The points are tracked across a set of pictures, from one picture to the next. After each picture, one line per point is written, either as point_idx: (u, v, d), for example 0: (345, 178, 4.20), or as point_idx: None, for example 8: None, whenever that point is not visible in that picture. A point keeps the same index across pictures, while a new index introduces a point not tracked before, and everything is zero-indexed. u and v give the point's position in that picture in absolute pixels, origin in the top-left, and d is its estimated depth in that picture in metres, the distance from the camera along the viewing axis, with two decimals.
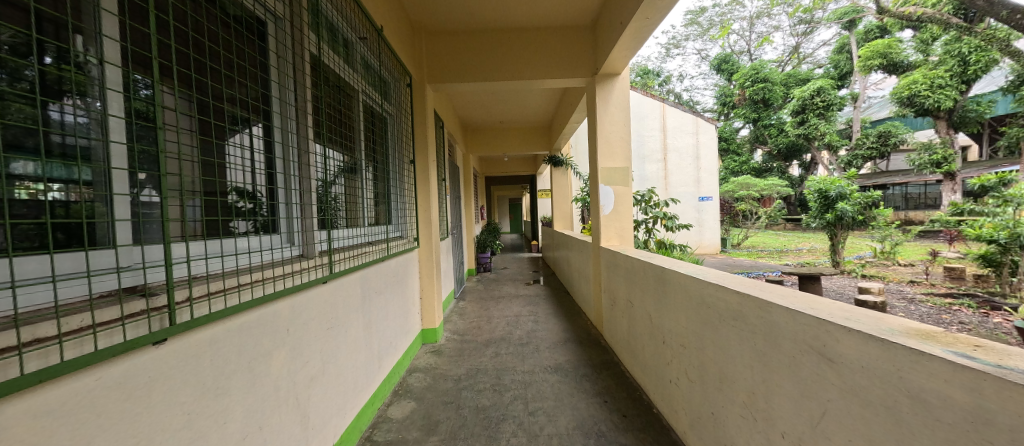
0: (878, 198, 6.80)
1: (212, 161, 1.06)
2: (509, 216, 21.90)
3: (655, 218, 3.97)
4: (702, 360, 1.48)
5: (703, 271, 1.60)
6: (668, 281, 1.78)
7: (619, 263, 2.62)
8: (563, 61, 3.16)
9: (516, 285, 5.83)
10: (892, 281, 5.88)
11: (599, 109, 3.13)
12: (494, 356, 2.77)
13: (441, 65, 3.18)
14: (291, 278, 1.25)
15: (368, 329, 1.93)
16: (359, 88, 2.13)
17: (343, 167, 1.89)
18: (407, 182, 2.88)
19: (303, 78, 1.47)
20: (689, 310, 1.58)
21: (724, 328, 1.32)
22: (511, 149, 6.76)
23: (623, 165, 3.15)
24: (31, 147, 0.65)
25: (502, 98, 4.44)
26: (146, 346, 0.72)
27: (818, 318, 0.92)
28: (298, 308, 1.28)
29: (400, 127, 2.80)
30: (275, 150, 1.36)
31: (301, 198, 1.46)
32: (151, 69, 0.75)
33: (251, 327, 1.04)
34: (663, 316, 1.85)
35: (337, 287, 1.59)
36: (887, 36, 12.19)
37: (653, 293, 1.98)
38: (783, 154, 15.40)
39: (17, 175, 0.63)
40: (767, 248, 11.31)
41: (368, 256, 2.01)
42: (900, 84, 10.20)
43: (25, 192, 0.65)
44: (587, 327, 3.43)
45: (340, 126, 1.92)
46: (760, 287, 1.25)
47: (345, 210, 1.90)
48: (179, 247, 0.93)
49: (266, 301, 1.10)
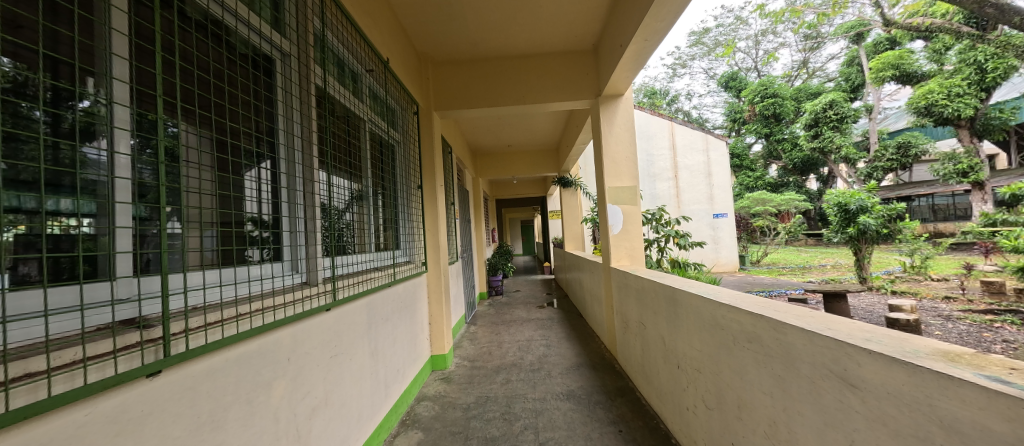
0: (903, 210, 6.52)
1: (227, 194, 1.13)
2: (522, 238, 21.87)
3: (667, 236, 3.87)
4: (719, 386, 1.39)
5: (715, 291, 1.52)
6: (680, 303, 1.71)
7: (629, 284, 2.54)
8: (566, 84, 3.24)
9: (528, 308, 5.72)
10: (926, 297, 5.54)
11: (604, 129, 3.15)
12: (504, 383, 2.67)
13: (447, 92, 3.29)
14: (291, 307, 1.25)
15: (373, 356, 1.89)
16: (365, 118, 2.22)
17: (348, 194, 1.93)
18: (414, 206, 2.93)
19: (309, 110, 1.54)
20: (702, 332, 1.50)
21: (739, 351, 1.24)
22: (520, 171, 6.84)
23: (630, 184, 3.12)
24: (68, 185, 0.75)
25: (509, 122, 4.55)
26: (140, 378, 0.72)
27: (836, 340, 0.85)
28: (301, 335, 1.28)
29: (407, 154, 2.89)
30: (282, 179, 1.40)
31: (306, 226, 1.49)
32: (162, 113, 0.80)
33: (249, 357, 1.02)
34: (676, 339, 1.77)
35: (342, 314, 1.59)
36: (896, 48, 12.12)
37: (665, 316, 1.90)
38: (799, 168, 15.11)
39: (51, 210, 0.70)
40: (789, 264, 10.89)
41: (374, 282, 2.01)
42: (915, 94, 9.99)
43: (58, 227, 0.72)
44: (601, 351, 3.30)
45: (348, 154, 1.98)
46: (773, 307, 1.18)
47: (352, 238, 1.95)
48: (177, 278, 0.94)
49: (265, 331, 1.10)
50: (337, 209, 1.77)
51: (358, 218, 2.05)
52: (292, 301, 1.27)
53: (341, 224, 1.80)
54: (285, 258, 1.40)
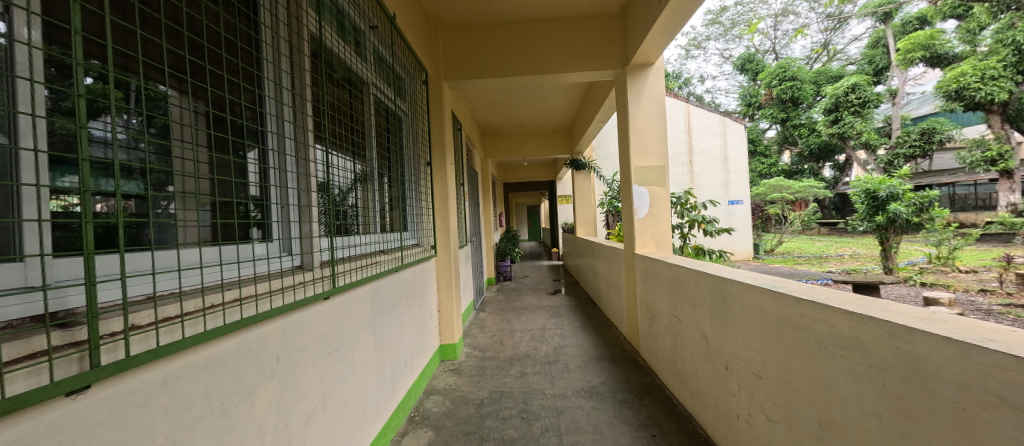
0: (936, 198, 6.10)
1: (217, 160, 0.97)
2: (528, 224, 21.72)
3: (693, 222, 3.60)
4: (788, 395, 1.17)
5: (783, 283, 1.29)
6: (729, 295, 1.49)
7: (659, 272, 2.31)
8: (588, 52, 2.91)
9: (538, 295, 5.54)
10: (958, 290, 5.23)
11: (631, 103, 2.84)
12: (519, 377, 2.49)
13: (457, 59, 2.98)
14: (281, 295, 1.04)
15: (379, 349, 1.71)
16: (370, 82, 1.98)
17: (350, 168, 1.71)
18: (422, 186, 2.70)
19: (301, 59, 1.27)
20: (765, 331, 1.27)
21: (828, 358, 1.01)
22: (531, 153, 6.54)
23: (659, 163, 2.83)
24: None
25: (522, 97, 4.25)
26: (57, 397, 0.52)
27: (1016, 358, 0.62)
28: (296, 327, 1.08)
29: (416, 126, 2.64)
30: (270, 142, 1.17)
31: (299, 199, 1.26)
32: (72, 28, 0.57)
33: (220, 362, 0.81)
34: (723, 336, 1.54)
35: (342, 304, 1.37)
36: (927, 27, 11.36)
37: (708, 310, 1.67)
38: (815, 154, 14.60)
39: None
40: (804, 253, 10.56)
41: (379, 266, 1.79)
42: (946, 76, 9.22)
43: None
44: (620, 343, 3.10)
45: (349, 122, 1.73)
46: (879, 308, 0.95)
47: (356, 216, 1.75)
48: (110, 261, 0.72)
49: (249, 325, 0.89)
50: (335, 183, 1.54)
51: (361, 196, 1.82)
52: (283, 288, 1.06)
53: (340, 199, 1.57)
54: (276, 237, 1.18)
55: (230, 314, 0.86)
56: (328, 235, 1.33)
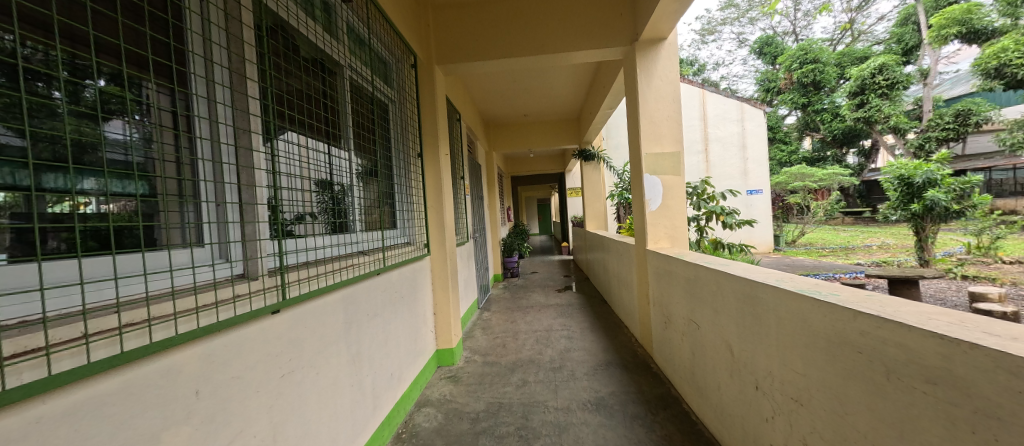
0: (979, 183, 5.55)
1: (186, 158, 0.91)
2: (538, 218, 21.46)
3: (711, 214, 3.30)
4: (840, 431, 0.92)
5: (831, 290, 1.03)
6: (762, 302, 1.23)
7: (674, 271, 2.06)
8: (593, 29, 2.63)
9: (545, 292, 5.31)
10: (1007, 284, 4.76)
11: (640, 83, 2.55)
12: (521, 386, 2.28)
13: (449, 40, 2.74)
14: (206, 315, 0.86)
15: (357, 362, 1.54)
16: (345, 63, 1.78)
17: (319, 159, 1.52)
18: (413, 180, 2.51)
19: (240, 28, 1.08)
20: (809, 349, 1.02)
21: (905, 395, 0.75)
22: (538, 144, 6.28)
23: (673, 149, 2.55)
24: None
25: (524, 83, 3.99)
26: None
27: None
28: (233, 345, 0.92)
29: (404, 115, 2.43)
30: (198, 128, 0.99)
31: (241, 195, 1.08)
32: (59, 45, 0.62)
33: (84, 418, 0.61)
34: (752, 350, 1.30)
35: (300, 317, 1.19)
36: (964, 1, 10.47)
37: (733, 317, 1.42)
38: (839, 140, 13.82)
39: None
40: (829, 244, 10.00)
41: (355, 270, 1.60)
42: (985, 53, 8.18)
43: None
44: (632, 346, 2.86)
45: (320, 107, 1.55)
46: (979, 329, 0.69)
47: (329, 213, 1.56)
48: None
49: (149, 355, 0.71)
50: (293, 177, 1.33)
51: (339, 191, 1.64)
52: (212, 305, 0.88)
53: (301, 193, 1.36)
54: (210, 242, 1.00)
55: (98, 349, 0.64)
56: (276, 235, 1.14)
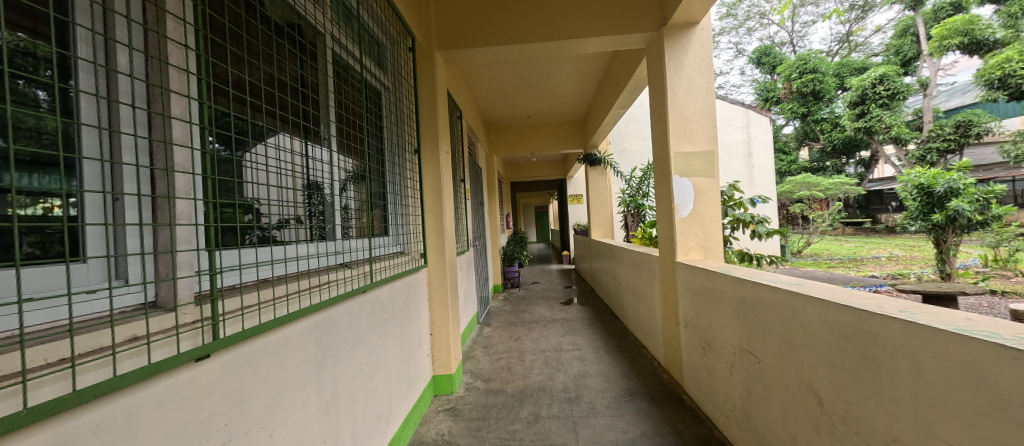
0: (1004, 193, 5.28)
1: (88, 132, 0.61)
2: (536, 225, 21.10)
3: (739, 222, 2.99)
4: None
5: (1017, 334, 0.70)
6: (886, 344, 0.90)
7: (717, 289, 1.73)
8: (615, 13, 2.34)
9: (549, 305, 4.95)
10: None
11: (668, 72, 2.26)
12: (532, 423, 1.93)
13: (452, 22, 2.42)
14: (91, 375, 0.55)
15: (332, 409, 1.18)
16: (327, 30, 1.44)
17: (288, 145, 1.18)
18: (408, 178, 2.19)
19: None
20: (993, 423, 0.69)
21: None
22: (540, 147, 5.98)
23: (706, 148, 2.25)
24: None
25: (530, 77, 3.71)
26: None
27: None
28: (111, 428, 0.56)
29: (400, 104, 2.12)
30: (86, 83, 0.65)
31: (154, 185, 0.73)
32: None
33: None
34: (863, 403, 0.97)
35: (240, 362, 0.83)
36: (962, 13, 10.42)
37: (825, 357, 1.09)
38: (839, 150, 13.66)
39: None
40: (834, 255, 9.74)
41: (332, 289, 1.27)
42: (987, 63, 7.78)
43: None
44: (656, 372, 2.50)
45: (293, 85, 1.23)
46: None
47: (310, 216, 1.25)
48: None
49: None
50: (255, 168, 1.01)
51: (319, 193, 1.32)
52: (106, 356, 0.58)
53: (257, 191, 1.02)
54: (96, 255, 0.67)
55: None
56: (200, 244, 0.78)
